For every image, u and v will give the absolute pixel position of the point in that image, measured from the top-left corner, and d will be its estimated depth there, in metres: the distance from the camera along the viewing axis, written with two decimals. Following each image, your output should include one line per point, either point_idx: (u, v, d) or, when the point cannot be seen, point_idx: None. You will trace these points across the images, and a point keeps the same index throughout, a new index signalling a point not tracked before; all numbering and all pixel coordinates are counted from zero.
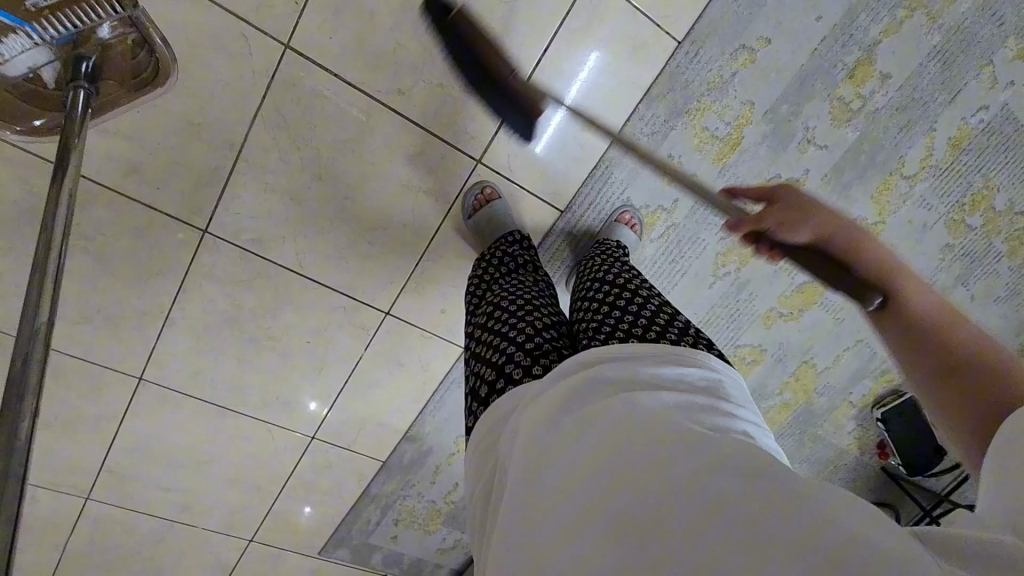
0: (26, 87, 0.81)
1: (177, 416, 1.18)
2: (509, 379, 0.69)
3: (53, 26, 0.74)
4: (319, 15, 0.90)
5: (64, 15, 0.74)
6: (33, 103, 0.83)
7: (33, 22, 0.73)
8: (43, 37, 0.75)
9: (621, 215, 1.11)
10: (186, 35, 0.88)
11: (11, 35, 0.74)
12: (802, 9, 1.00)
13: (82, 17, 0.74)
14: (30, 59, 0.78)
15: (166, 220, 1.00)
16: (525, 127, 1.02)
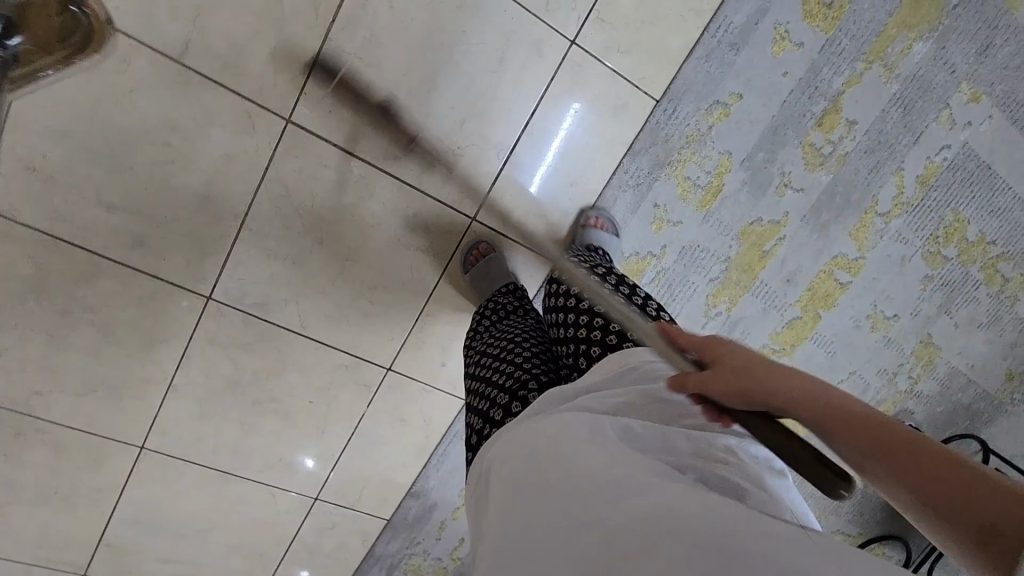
0: None
1: (179, 483, 1.17)
2: (495, 423, 0.71)
3: None
4: (317, 91, 0.95)
5: None
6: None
7: None
8: None
9: (588, 217, 1.09)
10: (193, 114, 0.93)
11: None
12: (769, 66, 1.07)
13: None
14: None
15: (171, 288, 1.02)
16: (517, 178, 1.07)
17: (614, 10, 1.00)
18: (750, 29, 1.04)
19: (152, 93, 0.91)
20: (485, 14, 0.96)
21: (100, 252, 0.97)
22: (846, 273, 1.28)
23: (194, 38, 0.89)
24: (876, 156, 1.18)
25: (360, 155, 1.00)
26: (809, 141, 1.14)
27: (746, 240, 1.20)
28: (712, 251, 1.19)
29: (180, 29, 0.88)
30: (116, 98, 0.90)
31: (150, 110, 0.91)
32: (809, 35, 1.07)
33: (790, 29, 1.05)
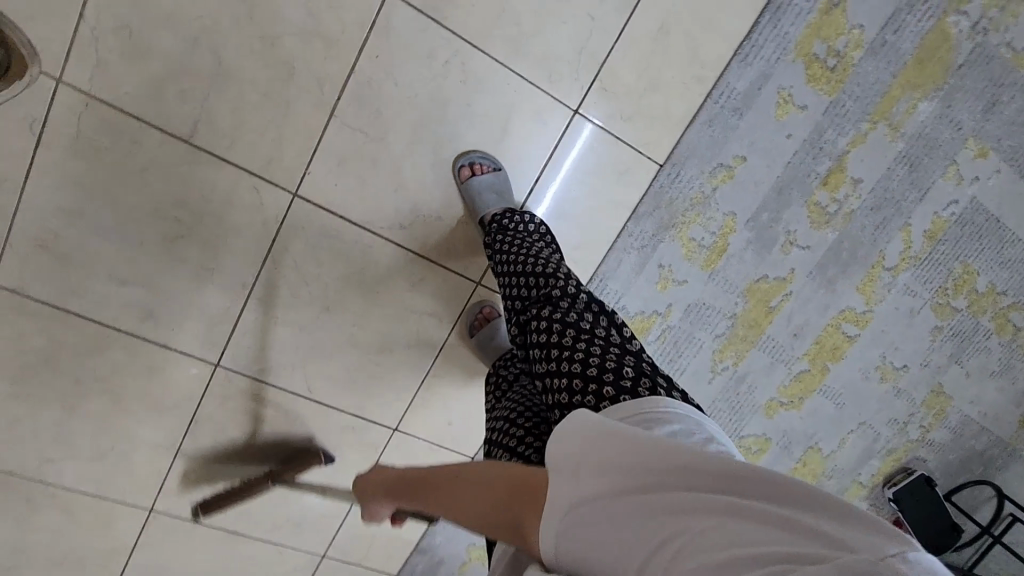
0: None
1: (187, 543, 1.17)
2: (500, 514, 0.73)
3: None
4: (324, 165, 0.96)
5: None
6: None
7: None
8: None
9: (467, 171, 0.99)
10: (202, 191, 0.94)
11: None
12: (773, 129, 1.07)
13: None
14: None
15: (180, 357, 1.03)
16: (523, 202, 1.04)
17: (617, 79, 1.00)
18: (753, 93, 1.05)
19: (162, 171, 0.92)
20: (489, 87, 0.97)
21: (111, 323, 0.99)
22: (854, 327, 1.27)
23: (203, 118, 0.90)
24: (882, 212, 1.18)
25: (366, 225, 1.01)
26: (814, 200, 1.14)
27: (751, 297, 1.20)
28: (718, 309, 1.19)
29: (189, 110, 0.89)
30: (127, 176, 0.91)
31: (160, 187, 0.93)
32: (813, 98, 1.07)
33: (794, 92, 1.05)
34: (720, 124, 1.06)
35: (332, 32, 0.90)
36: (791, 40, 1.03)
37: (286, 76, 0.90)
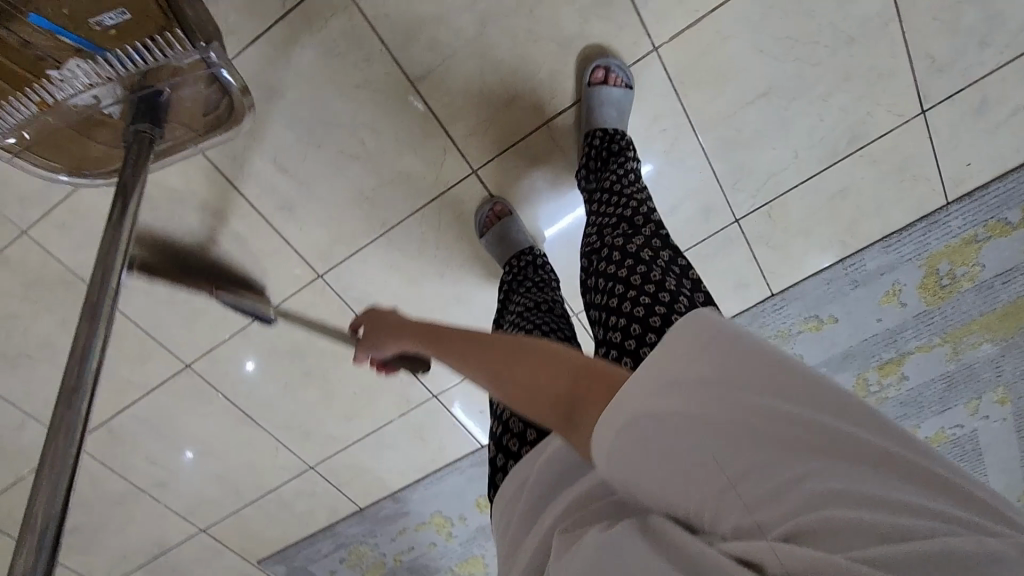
0: (85, 112, 0.79)
1: (202, 407, 1.20)
2: (509, 455, 0.65)
3: (127, 53, 0.73)
4: (512, 160, 1.00)
5: (140, 44, 0.73)
6: (77, 127, 0.82)
7: (110, 49, 0.73)
8: (112, 65, 0.74)
9: (595, 73, 0.91)
10: (398, 129, 0.95)
11: (75, 59, 0.73)
12: (871, 310, 1.20)
13: (150, 49, 0.73)
14: (98, 92, 0.77)
15: (293, 256, 1.05)
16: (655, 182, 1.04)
17: (784, 212, 1.08)
18: (875, 275, 1.16)
19: (373, 97, 0.92)
20: (684, 163, 1.02)
21: (251, 199, 0.99)
22: None
23: (437, 70, 0.91)
24: (905, 409, 1.36)
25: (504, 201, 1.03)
26: (864, 375, 1.29)
27: None
28: None
29: (430, 57, 0.90)
30: (341, 86, 0.91)
31: (363, 108, 0.93)
32: (915, 301, 1.19)
33: (903, 289, 1.18)
34: (836, 287, 1.16)
35: (590, 55, 0.92)
36: (928, 250, 1.14)
37: (527, 71, 0.93)
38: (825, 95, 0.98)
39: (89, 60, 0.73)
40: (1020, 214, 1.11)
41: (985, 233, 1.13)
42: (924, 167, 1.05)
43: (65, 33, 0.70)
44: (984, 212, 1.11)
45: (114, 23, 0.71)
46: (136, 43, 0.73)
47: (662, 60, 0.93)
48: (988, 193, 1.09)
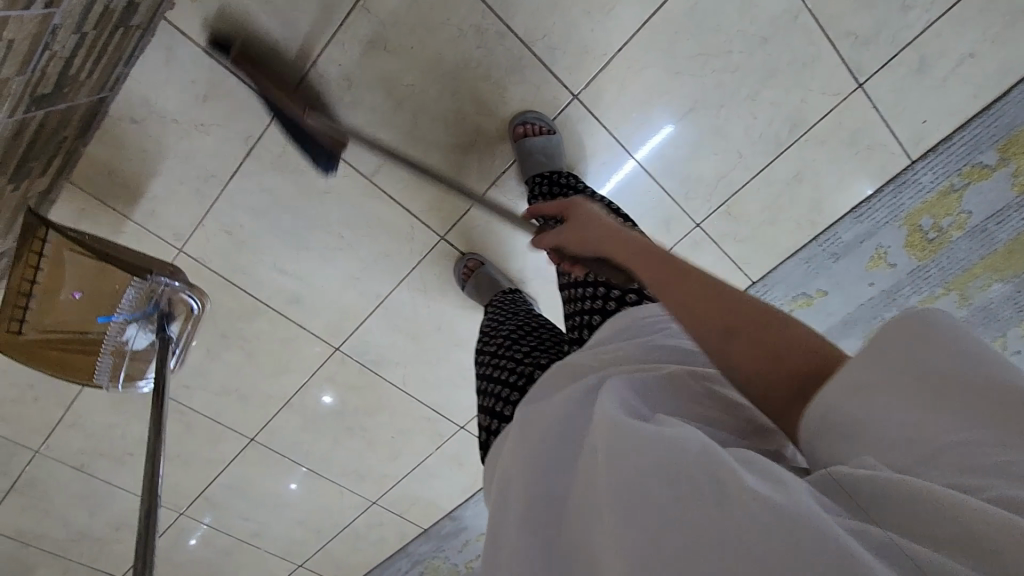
0: (139, 355, 0.97)
1: (272, 468, 1.41)
2: (501, 418, 0.66)
3: (129, 305, 0.90)
4: (472, 220, 1.10)
5: (129, 294, 0.89)
6: (138, 362, 0.98)
7: (115, 312, 0.90)
8: (126, 317, 0.91)
9: (516, 128, 1.00)
10: (368, 216, 1.08)
11: (113, 328, 0.92)
12: (859, 278, 1.22)
13: (137, 288, 0.88)
14: (133, 334, 0.94)
15: (310, 337, 1.21)
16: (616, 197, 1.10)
17: (742, 207, 1.12)
18: (854, 245, 1.18)
19: (340, 197, 1.05)
20: (633, 190, 1.09)
21: (264, 299, 1.15)
22: None
23: (387, 161, 1.03)
24: None
25: (470, 252, 1.14)
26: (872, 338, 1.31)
27: None
28: None
29: (379, 154, 1.02)
30: (310, 195, 1.05)
31: (334, 208, 1.07)
32: (905, 260, 1.19)
33: (889, 252, 1.18)
34: (816, 263, 1.19)
35: (518, 117, 1.01)
36: (904, 210, 1.14)
37: (466, 143, 1.02)
38: (753, 94, 1.01)
39: (126, 320, 0.91)
40: (995, 155, 1.09)
41: (962, 180, 1.11)
42: (876, 134, 1.06)
43: (106, 315, 0.90)
44: (953, 162, 1.10)
45: (136, 298, 0.90)
46: (136, 292, 0.89)
47: (586, 104, 1.01)
48: (951, 144, 1.08)
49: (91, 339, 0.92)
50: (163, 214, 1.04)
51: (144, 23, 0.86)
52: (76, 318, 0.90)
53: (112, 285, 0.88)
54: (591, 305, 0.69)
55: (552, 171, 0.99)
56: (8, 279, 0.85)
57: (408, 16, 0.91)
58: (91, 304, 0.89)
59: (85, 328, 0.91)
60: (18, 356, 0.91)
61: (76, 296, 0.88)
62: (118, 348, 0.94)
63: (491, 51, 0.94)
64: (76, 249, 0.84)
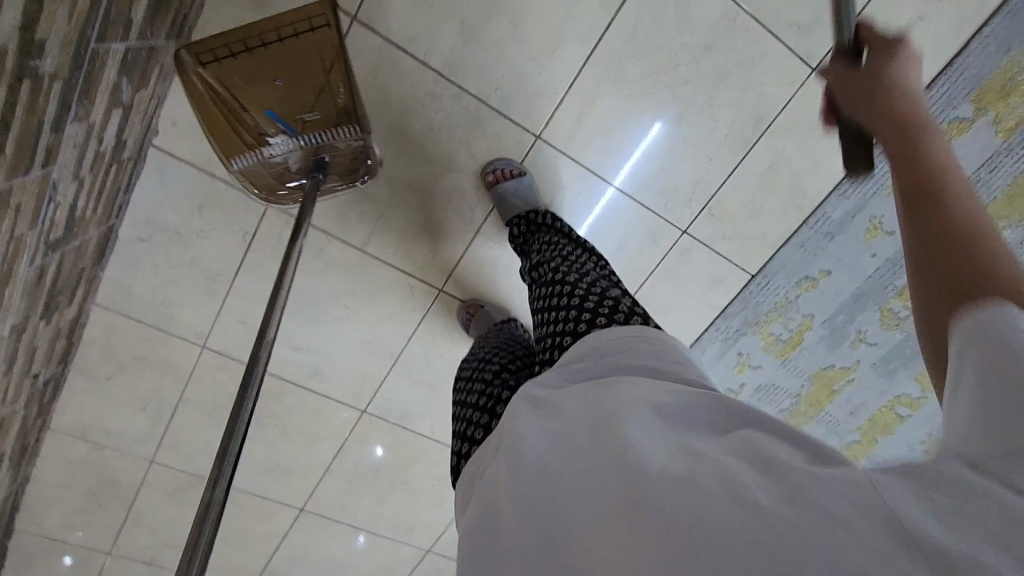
0: (275, 172, 0.92)
1: (325, 533, 1.46)
2: (473, 442, 0.71)
3: (316, 134, 0.88)
4: (465, 269, 1.14)
5: (324, 131, 0.87)
6: (269, 180, 0.93)
7: (297, 127, 0.87)
8: (297, 139, 0.88)
9: (486, 176, 1.05)
10: (367, 284, 1.13)
11: (279, 137, 0.87)
12: (860, 251, 1.21)
13: (336, 135, 0.88)
14: (286, 155, 0.89)
15: (337, 405, 1.27)
16: (597, 221, 1.13)
17: (725, 207, 1.14)
18: (846, 221, 1.17)
19: (338, 271, 1.11)
20: (613, 212, 1.12)
21: (287, 377, 1.22)
22: (908, 409, 1.44)
23: (375, 231, 1.08)
24: None
25: (465, 299, 1.18)
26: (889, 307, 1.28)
27: (816, 381, 1.38)
28: (786, 389, 1.39)
29: (365, 225, 1.07)
30: (310, 274, 1.11)
31: (335, 282, 1.12)
32: None
33: (884, 221, 1.18)
34: (811, 246, 1.19)
35: (488, 167, 1.05)
36: None
37: (445, 200, 1.07)
38: (709, 98, 1.03)
39: (294, 144, 0.88)
40: (971, 107, 1.08)
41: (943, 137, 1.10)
42: None
43: (280, 121, 0.87)
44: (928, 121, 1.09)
45: (321, 116, 0.87)
46: (324, 142, 0.88)
47: (551, 143, 1.05)
48: None
49: (245, 124, 0.86)
50: (182, 316, 1.12)
51: (135, 155, 0.94)
52: (254, 88, 0.85)
53: (309, 103, 0.87)
54: (559, 328, 0.73)
55: (531, 210, 1.03)
56: (226, 35, 0.81)
57: (368, 98, 0.97)
58: (286, 100, 0.86)
59: (245, 111, 0.86)
60: (189, 90, 0.84)
61: (277, 83, 0.86)
62: (274, 163, 0.90)
63: (450, 112, 1.00)
64: (341, 57, 0.83)
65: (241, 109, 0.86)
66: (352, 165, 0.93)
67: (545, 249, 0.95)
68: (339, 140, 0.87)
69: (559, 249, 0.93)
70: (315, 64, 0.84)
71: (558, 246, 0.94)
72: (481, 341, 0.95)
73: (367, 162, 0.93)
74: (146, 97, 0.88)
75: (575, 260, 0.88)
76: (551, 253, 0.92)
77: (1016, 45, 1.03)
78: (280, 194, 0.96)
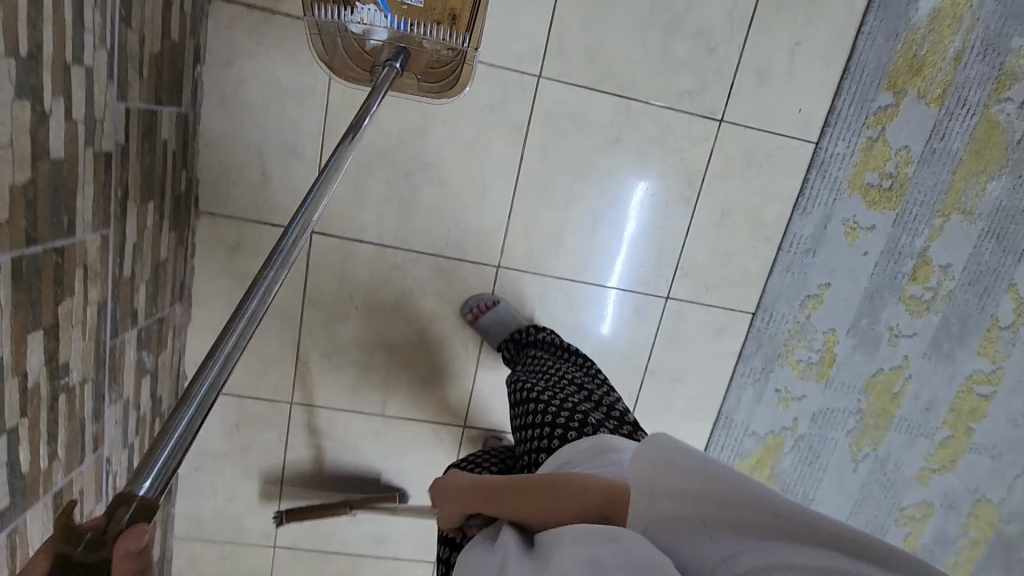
0: (353, 41, 0.86)
1: None
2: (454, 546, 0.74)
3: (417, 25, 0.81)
4: (478, 400, 1.20)
5: (426, 28, 0.81)
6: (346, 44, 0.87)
7: (397, 14, 0.80)
8: (390, 26, 0.80)
9: (467, 311, 1.13)
10: (397, 443, 1.21)
11: (373, 11, 0.79)
12: (849, 254, 1.20)
13: (435, 34, 0.82)
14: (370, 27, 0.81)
15: (408, 564, 1.30)
16: (583, 315, 1.18)
17: (695, 262, 1.17)
18: (820, 233, 1.18)
19: (368, 440, 1.20)
20: (594, 304, 1.17)
21: (355, 552, 1.27)
22: (988, 386, 1.32)
23: (388, 395, 1.17)
24: (982, 283, 1.24)
25: (485, 427, 1.22)
26: (908, 294, 1.24)
27: (872, 390, 1.31)
28: (844, 409, 1.31)
29: (378, 393, 1.17)
30: (345, 452, 1.20)
31: (369, 451, 1.21)
32: (879, 217, 1.18)
33: (858, 220, 1.17)
34: (798, 266, 1.20)
35: (465, 306, 1.14)
36: (843, 180, 1.15)
37: (438, 347, 1.16)
38: (636, 179, 1.11)
39: (387, 27, 0.80)
40: (888, 94, 1.10)
41: (876, 128, 1.12)
42: (766, 145, 1.12)
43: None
44: (854, 121, 1.12)
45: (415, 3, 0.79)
46: (417, 35, 0.81)
47: (513, 265, 1.14)
48: (841, 109, 1.11)
49: None
50: (249, 527, 1.22)
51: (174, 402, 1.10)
52: None
53: None
54: (539, 442, 0.79)
55: (512, 330, 1.10)
56: None
57: (345, 289, 1.10)
58: None
59: None
60: None
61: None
62: (355, 35, 0.84)
63: (415, 274, 1.12)
64: None
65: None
66: (441, 63, 0.89)
67: (529, 364, 1.00)
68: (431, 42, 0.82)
69: (542, 363, 0.98)
70: None
71: (537, 360, 1.01)
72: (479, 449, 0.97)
73: (456, 65, 0.90)
74: (168, 355, 1.04)
75: (550, 371, 0.94)
76: (532, 367, 0.99)
77: (902, 29, 1.07)
78: (344, 66, 0.92)
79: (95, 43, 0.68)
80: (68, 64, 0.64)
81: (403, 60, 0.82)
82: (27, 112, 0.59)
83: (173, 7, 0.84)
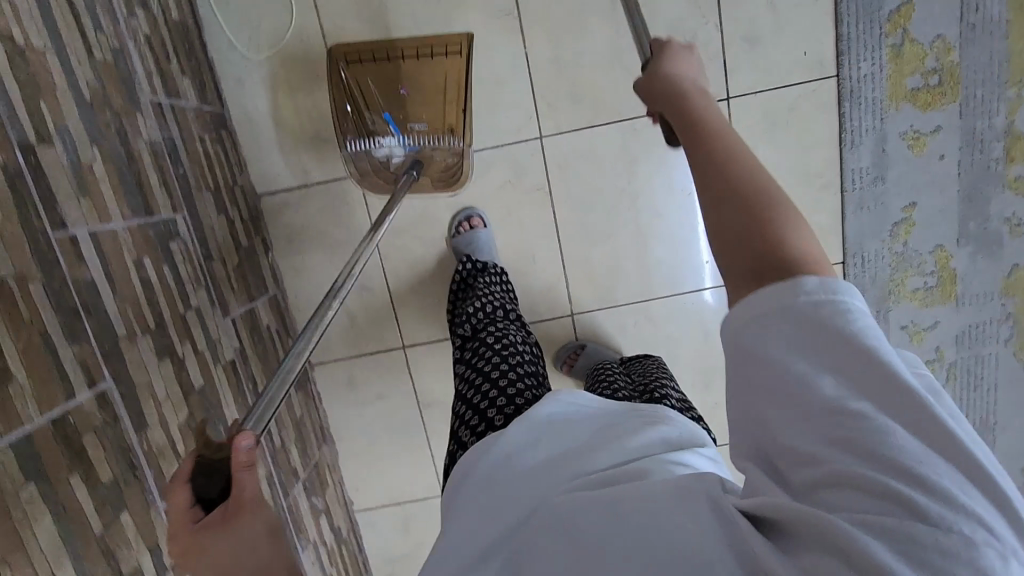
0: (374, 167, 1.05)
1: None
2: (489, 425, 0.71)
3: (420, 140, 1.02)
4: None
5: (430, 139, 1.02)
6: (371, 170, 1.06)
7: (406, 133, 1.01)
8: (404, 143, 1.02)
9: (566, 359, 1.19)
10: None
11: (389, 137, 1.01)
12: (923, 165, 1.11)
13: (437, 143, 1.02)
14: (390, 151, 1.02)
15: None
16: (669, 328, 1.20)
17: None
18: (881, 158, 1.11)
19: None
20: (675, 313, 1.19)
21: None
22: None
23: None
24: None
25: None
26: (1012, 179, 1.11)
27: (1015, 290, 1.17)
28: (989, 320, 1.19)
29: None
30: None
31: None
32: (941, 116, 1.08)
33: (919, 128, 1.09)
34: (871, 200, 1.13)
35: (557, 360, 1.21)
36: (883, 98, 1.07)
37: None
38: (668, 187, 1.12)
39: (403, 148, 1.02)
40: None
41: (897, 32, 1.04)
42: (784, 101, 1.08)
43: (394, 122, 1.01)
44: (869, 37, 1.05)
45: (421, 128, 1.02)
46: (423, 146, 1.02)
47: (585, 309, 1.18)
48: (849, 33, 1.05)
49: (368, 129, 1.02)
50: None
51: (350, 526, 1.27)
52: (390, 101, 1.01)
53: (421, 116, 1.02)
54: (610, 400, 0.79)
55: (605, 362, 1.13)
56: (385, 47, 1.00)
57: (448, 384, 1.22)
58: (406, 108, 1.01)
59: (367, 113, 1.02)
60: (334, 67, 1.00)
61: (401, 93, 1.02)
62: (379, 159, 1.04)
63: None
64: (462, 72, 1.00)
65: (366, 110, 1.02)
66: (447, 169, 1.07)
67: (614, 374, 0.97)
68: (436, 151, 1.03)
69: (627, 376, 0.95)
70: (451, 88, 1.01)
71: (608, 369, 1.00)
72: (525, 327, 0.95)
73: (459, 171, 1.08)
74: (332, 489, 1.21)
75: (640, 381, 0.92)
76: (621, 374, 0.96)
77: None
78: (370, 178, 1.07)
79: (193, 286, 0.85)
80: (183, 313, 0.81)
81: (416, 167, 1.02)
82: (169, 366, 0.76)
83: (237, 221, 1.02)
